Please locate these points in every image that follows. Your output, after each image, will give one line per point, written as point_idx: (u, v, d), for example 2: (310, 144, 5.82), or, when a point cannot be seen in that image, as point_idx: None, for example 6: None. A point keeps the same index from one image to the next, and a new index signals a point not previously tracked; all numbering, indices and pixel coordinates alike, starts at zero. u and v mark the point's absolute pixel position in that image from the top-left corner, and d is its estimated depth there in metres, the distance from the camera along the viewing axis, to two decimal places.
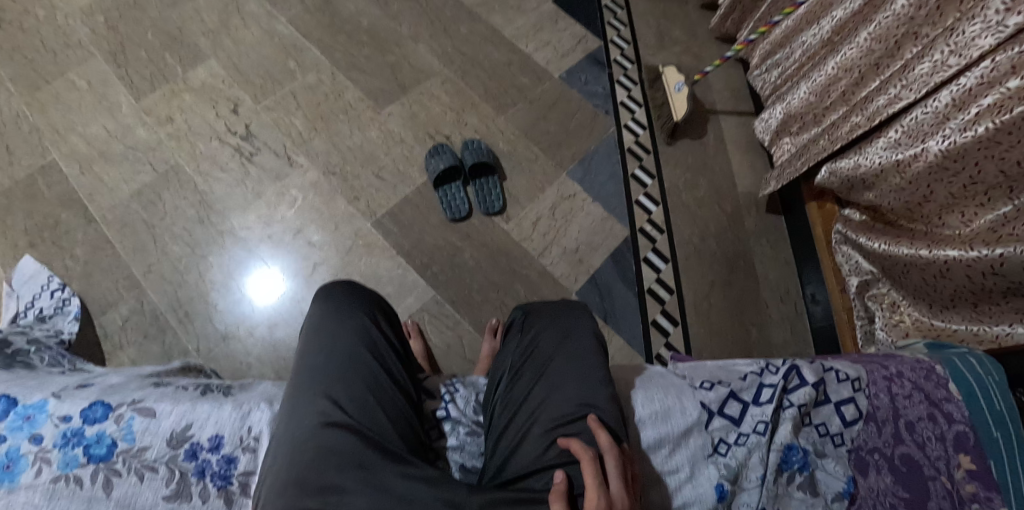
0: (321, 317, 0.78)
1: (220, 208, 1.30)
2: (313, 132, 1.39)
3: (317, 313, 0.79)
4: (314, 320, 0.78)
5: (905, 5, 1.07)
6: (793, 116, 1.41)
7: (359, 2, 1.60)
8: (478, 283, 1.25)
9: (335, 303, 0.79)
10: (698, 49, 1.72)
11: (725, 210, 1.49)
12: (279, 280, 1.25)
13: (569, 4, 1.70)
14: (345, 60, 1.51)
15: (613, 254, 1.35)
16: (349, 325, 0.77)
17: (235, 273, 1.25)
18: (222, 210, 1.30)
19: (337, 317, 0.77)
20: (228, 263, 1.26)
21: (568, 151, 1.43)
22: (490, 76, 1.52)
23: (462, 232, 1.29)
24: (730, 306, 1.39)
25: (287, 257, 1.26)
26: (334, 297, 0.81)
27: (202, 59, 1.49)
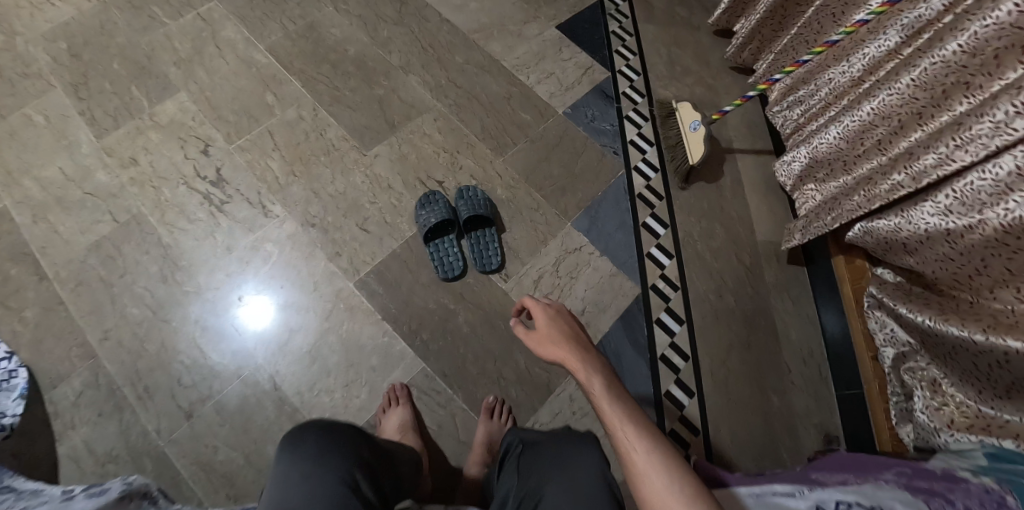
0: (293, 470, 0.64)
1: (187, 265, 1.17)
2: (291, 177, 1.26)
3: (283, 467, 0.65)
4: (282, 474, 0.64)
5: (955, 50, 0.94)
6: (821, 161, 1.30)
7: (345, 27, 1.47)
8: (474, 353, 1.13)
9: (313, 450, 0.66)
10: (713, 79, 1.59)
11: (743, 261, 1.36)
12: (264, 320, 1.13)
13: (574, 31, 1.57)
14: (329, 93, 1.37)
15: (623, 316, 1.23)
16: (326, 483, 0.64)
17: (215, 317, 1.13)
18: (188, 267, 1.17)
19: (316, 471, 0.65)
20: (206, 305, 1.14)
21: (574, 198, 1.31)
22: (488, 111, 1.39)
23: (457, 292, 1.17)
24: (750, 371, 1.26)
25: (272, 296, 1.15)
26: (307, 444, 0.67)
27: (172, 92, 1.35)
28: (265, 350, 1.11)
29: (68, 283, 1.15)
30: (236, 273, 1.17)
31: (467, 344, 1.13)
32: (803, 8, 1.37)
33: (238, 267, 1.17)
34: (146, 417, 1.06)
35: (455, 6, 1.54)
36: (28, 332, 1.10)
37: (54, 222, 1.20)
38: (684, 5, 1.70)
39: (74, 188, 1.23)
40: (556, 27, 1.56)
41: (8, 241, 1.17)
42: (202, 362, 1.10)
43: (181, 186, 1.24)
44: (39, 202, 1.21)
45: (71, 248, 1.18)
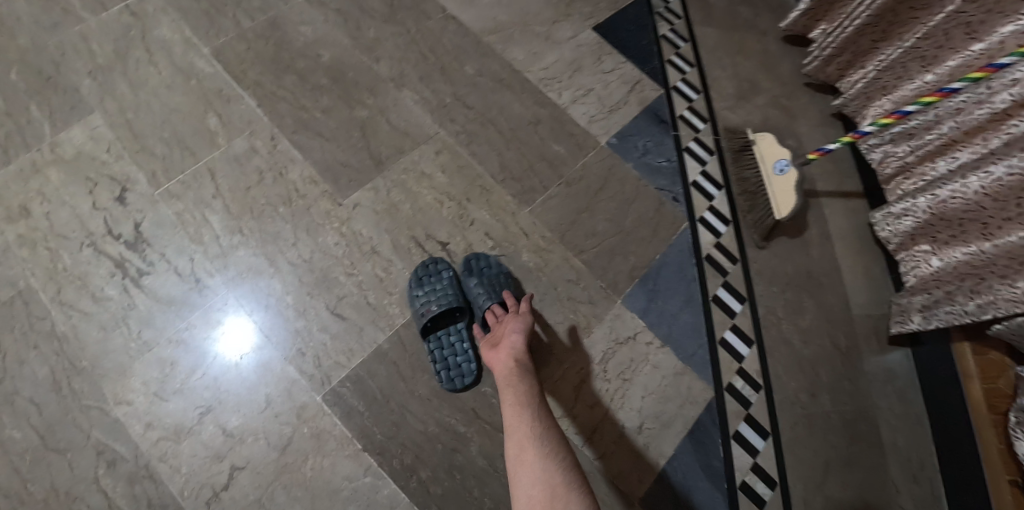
0: None
1: (89, 368, 0.84)
2: (240, 236, 0.93)
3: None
4: None
5: None
6: (950, 221, 0.96)
7: (319, 25, 1.12)
8: (493, 496, 0.82)
9: None
10: (788, 98, 1.25)
11: (838, 346, 1.05)
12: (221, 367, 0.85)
13: (615, 33, 1.23)
14: (295, 116, 1.03)
15: (692, 430, 0.93)
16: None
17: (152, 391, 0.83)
18: (90, 372, 0.84)
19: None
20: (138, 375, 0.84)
21: (624, 263, 1.01)
22: (507, 145, 1.07)
23: (470, 408, 0.86)
24: (852, 498, 0.96)
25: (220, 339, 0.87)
26: None
27: (83, 113, 1.00)
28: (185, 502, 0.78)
29: None
30: (157, 382, 0.84)
31: (485, 484, 0.82)
32: (920, 13, 1.01)
33: (161, 372, 0.84)
34: None
35: None
36: None
37: None
38: (748, 2, 1.36)
39: None
40: (592, 28, 1.22)
41: None
42: None
43: (86, 248, 0.90)
44: None
45: None
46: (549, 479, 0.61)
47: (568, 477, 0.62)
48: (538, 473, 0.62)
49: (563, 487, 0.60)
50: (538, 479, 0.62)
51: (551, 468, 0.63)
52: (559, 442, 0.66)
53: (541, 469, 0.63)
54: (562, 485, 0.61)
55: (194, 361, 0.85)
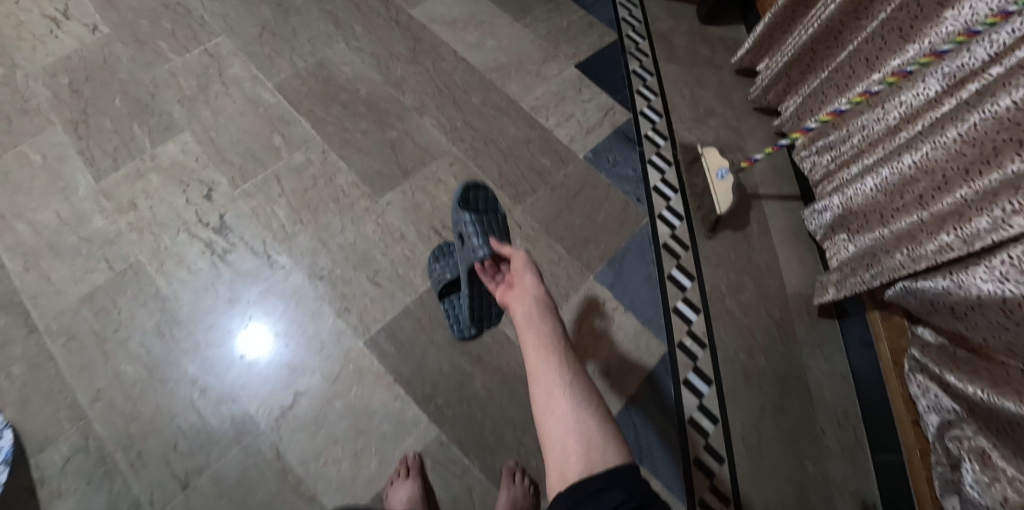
0: None
1: (172, 333, 1.11)
2: (298, 226, 1.22)
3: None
4: None
5: (1009, 106, 0.88)
6: (856, 213, 1.23)
7: (357, 65, 1.42)
8: (492, 420, 1.08)
9: None
10: (736, 120, 1.53)
11: (773, 317, 1.29)
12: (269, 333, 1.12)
13: (594, 70, 1.53)
14: (339, 135, 1.32)
15: (648, 377, 1.18)
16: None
17: (217, 353, 1.10)
18: (173, 336, 1.10)
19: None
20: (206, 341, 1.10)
21: (596, 249, 1.28)
22: (505, 158, 1.35)
23: (474, 354, 1.13)
24: (783, 437, 1.19)
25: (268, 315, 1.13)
26: None
27: (175, 132, 1.29)
28: (259, 416, 1.05)
29: (58, 337, 1.08)
30: (221, 346, 1.10)
31: (485, 410, 1.09)
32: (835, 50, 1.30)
33: (224, 338, 1.11)
34: (139, 488, 1.00)
35: (471, 44, 1.50)
36: (15, 391, 1.04)
37: (47, 270, 1.13)
38: (706, 42, 1.65)
39: (69, 234, 1.17)
40: (575, 66, 1.52)
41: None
42: (201, 427, 1.04)
43: (181, 234, 1.19)
44: (31, 249, 1.15)
45: (63, 299, 1.11)
46: (581, 432, 0.68)
47: (599, 430, 0.69)
48: (572, 430, 0.69)
49: (595, 439, 0.68)
50: (570, 424, 0.69)
51: (581, 417, 0.70)
52: (589, 400, 0.72)
53: (575, 428, 0.69)
54: (593, 439, 0.68)
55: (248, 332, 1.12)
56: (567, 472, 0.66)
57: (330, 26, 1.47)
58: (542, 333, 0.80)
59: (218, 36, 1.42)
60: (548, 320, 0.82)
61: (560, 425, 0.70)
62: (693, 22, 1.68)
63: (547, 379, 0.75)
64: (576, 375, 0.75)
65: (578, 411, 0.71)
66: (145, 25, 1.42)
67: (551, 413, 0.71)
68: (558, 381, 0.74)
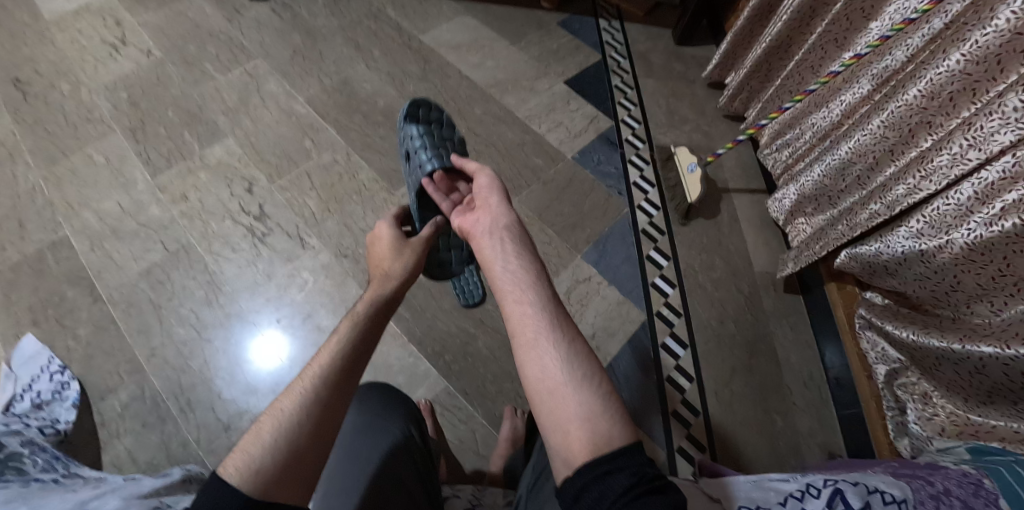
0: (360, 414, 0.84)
1: (187, 327, 1.25)
2: (326, 213, 1.41)
3: (347, 423, 0.83)
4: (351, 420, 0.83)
5: (916, 95, 1.08)
6: (808, 197, 1.40)
7: (376, 83, 1.64)
8: (492, 374, 1.25)
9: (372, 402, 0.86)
10: (707, 126, 1.74)
11: (741, 291, 1.45)
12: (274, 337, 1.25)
13: (581, 85, 1.76)
14: (360, 140, 1.53)
15: (630, 340, 1.35)
16: (378, 440, 0.80)
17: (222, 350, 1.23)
18: (189, 329, 1.24)
19: (366, 433, 0.81)
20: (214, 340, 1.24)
21: (582, 233, 1.47)
22: (504, 158, 1.56)
23: (477, 318, 1.30)
24: (752, 394, 1.32)
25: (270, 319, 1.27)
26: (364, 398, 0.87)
27: (220, 137, 1.50)
28: (294, 370, 1.23)
29: (119, 304, 1.26)
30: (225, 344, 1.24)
31: (487, 365, 1.25)
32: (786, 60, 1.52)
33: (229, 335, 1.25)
34: (187, 429, 1.15)
35: (474, 65, 1.73)
36: (82, 348, 1.20)
37: (110, 250, 1.31)
38: (680, 61, 1.88)
39: (129, 220, 1.36)
40: (564, 82, 1.75)
41: (68, 265, 1.29)
42: (243, 379, 1.21)
43: (226, 220, 1.38)
44: (97, 232, 1.33)
45: (124, 273, 1.29)
46: (582, 410, 0.60)
47: (604, 406, 0.61)
48: (573, 406, 0.61)
49: (600, 420, 0.60)
50: (573, 412, 0.61)
51: (584, 400, 0.61)
52: (592, 376, 0.63)
53: (576, 405, 0.61)
54: (599, 419, 0.60)
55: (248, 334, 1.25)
56: (571, 457, 0.59)
57: (352, 50, 1.70)
58: (531, 295, 0.70)
59: (256, 59, 1.65)
60: (541, 285, 0.71)
61: (559, 402, 0.61)
62: (669, 44, 1.92)
63: (541, 348, 0.65)
64: (571, 336, 0.66)
65: (578, 384, 0.62)
66: (192, 50, 1.65)
67: (547, 384, 0.63)
68: (552, 351, 0.64)
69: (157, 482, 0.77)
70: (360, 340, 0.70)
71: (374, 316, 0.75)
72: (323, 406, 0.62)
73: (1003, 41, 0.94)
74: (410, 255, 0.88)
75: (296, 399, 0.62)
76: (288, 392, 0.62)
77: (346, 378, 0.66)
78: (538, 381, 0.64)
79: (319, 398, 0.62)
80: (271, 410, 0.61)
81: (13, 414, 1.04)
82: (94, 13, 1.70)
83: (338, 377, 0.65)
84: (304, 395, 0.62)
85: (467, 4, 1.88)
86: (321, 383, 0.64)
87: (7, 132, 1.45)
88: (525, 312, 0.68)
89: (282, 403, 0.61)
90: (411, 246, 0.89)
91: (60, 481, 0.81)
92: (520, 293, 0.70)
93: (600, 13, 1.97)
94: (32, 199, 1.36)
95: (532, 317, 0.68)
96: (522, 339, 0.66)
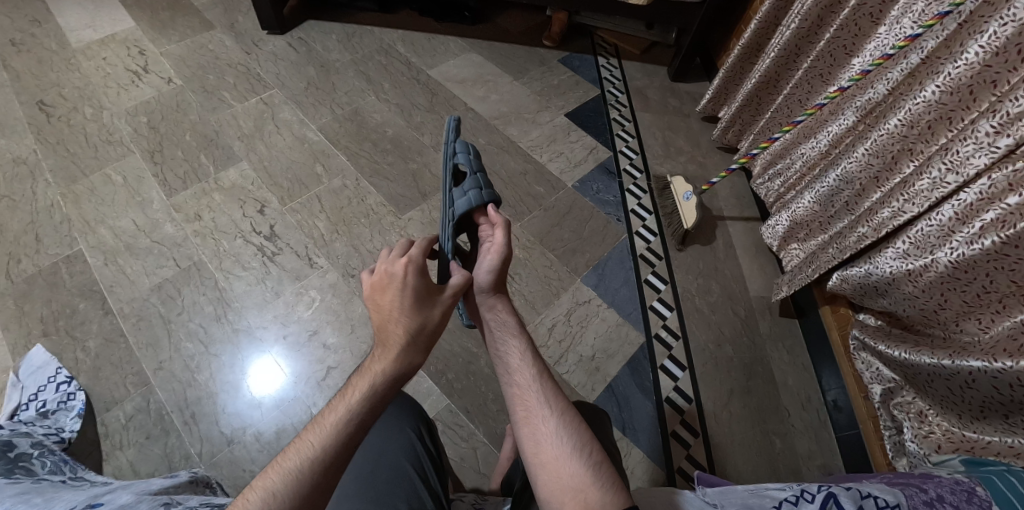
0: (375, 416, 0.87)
1: (189, 347, 1.26)
2: (335, 234, 1.46)
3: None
4: None
5: (897, 124, 1.16)
6: (800, 223, 1.45)
7: (385, 113, 1.72)
8: (494, 392, 1.26)
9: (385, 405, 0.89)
10: (702, 157, 1.81)
11: (738, 314, 1.49)
12: (273, 366, 1.26)
13: (581, 119, 1.84)
14: (369, 166, 1.60)
15: (629, 361, 1.37)
16: (395, 439, 0.84)
17: (221, 373, 1.24)
18: (191, 349, 1.26)
19: (383, 430, 0.85)
20: (213, 364, 1.25)
21: (582, 258, 1.52)
22: (507, 185, 1.62)
23: (478, 337, 1.32)
24: (751, 415, 1.33)
25: (266, 346, 1.28)
26: None
27: (235, 161, 1.56)
28: (297, 386, 1.24)
29: (129, 318, 1.28)
30: (226, 365, 1.25)
31: (489, 383, 1.27)
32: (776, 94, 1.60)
33: (231, 357, 1.26)
34: (190, 442, 1.16)
35: (479, 98, 1.82)
36: (89, 360, 1.22)
37: (124, 266, 1.35)
38: (675, 96, 1.97)
39: (144, 238, 1.40)
40: (565, 115, 1.84)
41: (82, 279, 1.32)
42: (246, 395, 1.22)
43: (237, 239, 1.42)
44: (111, 248, 1.37)
45: (135, 288, 1.33)
46: (576, 480, 0.63)
47: (597, 476, 0.64)
48: (569, 477, 0.64)
49: (592, 488, 0.62)
50: (565, 479, 0.64)
51: (576, 468, 0.64)
52: (585, 447, 0.67)
53: (571, 475, 0.64)
54: (593, 487, 0.62)
55: (241, 364, 1.25)
56: None
57: (363, 83, 1.79)
58: (525, 371, 0.75)
59: (272, 89, 1.74)
60: (532, 360, 0.76)
61: (557, 472, 0.65)
62: (664, 80, 2.02)
63: (535, 422, 0.70)
64: (564, 409, 0.71)
65: (573, 454, 0.66)
66: (211, 79, 1.73)
67: (544, 457, 0.67)
68: (546, 423, 0.69)
69: (165, 482, 0.84)
70: (354, 437, 0.62)
71: (383, 397, 0.66)
72: (310, 482, 0.59)
73: (973, 73, 1.01)
74: (429, 315, 0.73)
75: (288, 481, 0.58)
76: (277, 465, 0.59)
77: (340, 464, 0.61)
78: (535, 454, 0.68)
79: (309, 478, 0.59)
80: (256, 487, 0.58)
81: (19, 422, 1.05)
82: (119, 44, 1.79)
83: (332, 464, 0.60)
84: (293, 476, 0.59)
85: (473, 42, 1.99)
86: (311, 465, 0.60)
87: (30, 151, 1.51)
88: (524, 388, 0.73)
89: (267, 482, 0.58)
90: (426, 312, 0.73)
91: (70, 481, 0.85)
92: (514, 371, 0.75)
93: (599, 51, 2.08)
94: (50, 216, 1.40)
95: (526, 394, 0.72)
96: (519, 414, 0.71)
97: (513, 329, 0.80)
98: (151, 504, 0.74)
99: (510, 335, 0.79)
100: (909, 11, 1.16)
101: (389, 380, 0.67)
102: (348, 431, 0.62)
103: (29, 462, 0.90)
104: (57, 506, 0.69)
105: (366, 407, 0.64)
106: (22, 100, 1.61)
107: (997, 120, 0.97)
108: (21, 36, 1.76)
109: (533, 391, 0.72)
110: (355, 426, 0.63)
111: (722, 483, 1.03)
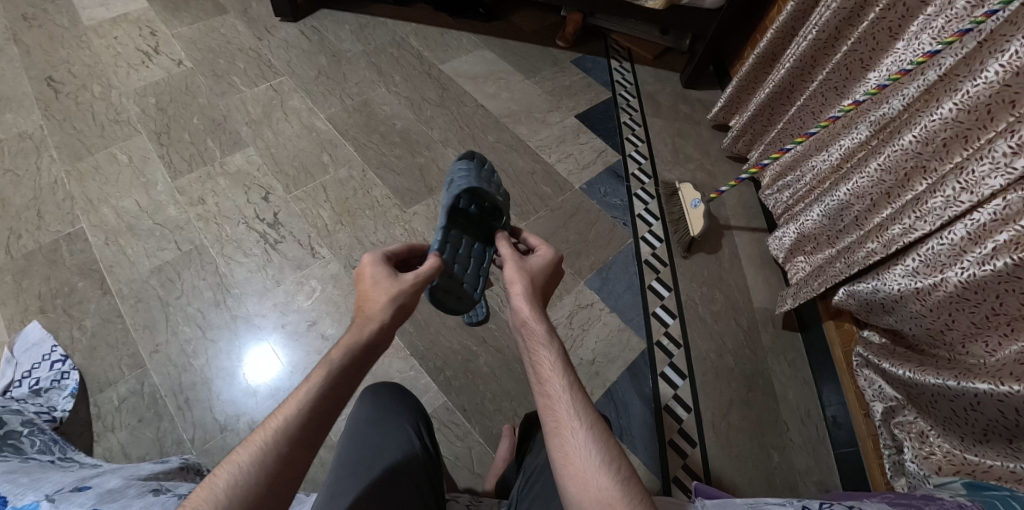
0: (374, 412, 0.85)
1: (188, 331, 1.25)
2: (338, 225, 1.44)
3: (359, 413, 0.86)
4: (363, 413, 0.85)
5: (911, 141, 1.14)
6: (808, 236, 1.44)
7: (395, 106, 1.71)
8: (492, 392, 1.25)
9: (385, 404, 0.87)
10: (712, 166, 1.80)
11: (741, 325, 1.47)
12: (270, 356, 1.25)
13: (592, 121, 1.83)
14: (377, 158, 1.58)
15: (629, 367, 1.36)
16: (393, 436, 0.83)
17: (219, 358, 1.23)
18: (190, 333, 1.25)
19: (382, 425, 0.83)
20: (210, 350, 1.24)
21: (586, 260, 1.51)
22: (514, 184, 1.61)
23: (478, 336, 1.31)
24: (750, 428, 1.32)
25: (266, 334, 1.27)
26: (380, 398, 0.88)
27: (242, 146, 1.55)
28: (293, 376, 1.23)
29: (127, 299, 1.27)
30: (223, 351, 1.24)
31: (486, 383, 1.26)
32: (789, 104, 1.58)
33: (228, 342, 1.25)
34: (182, 427, 1.15)
35: (490, 95, 1.81)
36: (86, 339, 1.21)
37: (124, 246, 1.34)
38: (687, 103, 1.96)
39: (146, 219, 1.39)
40: (575, 116, 1.83)
41: (82, 258, 1.31)
42: (241, 383, 1.21)
43: (240, 225, 1.41)
44: (113, 228, 1.36)
45: (135, 269, 1.31)
46: (605, 496, 0.62)
47: (627, 493, 0.63)
48: (598, 491, 0.63)
49: (621, 504, 0.62)
50: (597, 495, 0.63)
51: (607, 483, 0.63)
52: (617, 462, 0.65)
53: (600, 489, 0.63)
54: (622, 502, 0.62)
55: (237, 354, 1.24)
56: None
57: (374, 74, 1.78)
58: (555, 380, 0.72)
59: (281, 76, 1.73)
60: (562, 371, 0.72)
61: (586, 485, 0.64)
62: (676, 86, 2.01)
63: (564, 435, 0.67)
64: (594, 422, 0.68)
65: (601, 469, 0.64)
66: (221, 63, 1.72)
67: (573, 468, 0.65)
68: (574, 438, 0.67)
69: (156, 467, 0.83)
70: (318, 409, 0.66)
71: (345, 371, 0.69)
72: (280, 456, 0.62)
73: (993, 92, 1.00)
74: (396, 298, 0.76)
75: (253, 453, 0.61)
76: (248, 443, 0.62)
77: (307, 437, 0.64)
78: (566, 467, 0.66)
79: (279, 452, 0.62)
80: (225, 465, 0.61)
81: (11, 398, 1.04)
82: (132, 23, 1.78)
83: (297, 435, 0.64)
84: (263, 448, 0.62)
85: (486, 39, 1.98)
86: (281, 436, 0.63)
87: (37, 127, 1.50)
88: (559, 399, 0.70)
89: (238, 457, 0.61)
90: (394, 290, 0.76)
91: (58, 462, 0.84)
92: (544, 379, 0.72)
93: (612, 54, 2.07)
94: (54, 192, 1.39)
95: (556, 404, 0.70)
96: (549, 425, 0.69)
97: (542, 333, 0.75)
98: (139, 490, 0.72)
99: (541, 342, 0.75)
100: (930, 26, 1.15)
101: (353, 355, 0.70)
102: (316, 400, 0.66)
103: (18, 440, 0.89)
104: (42, 487, 0.67)
105: (332, 383, 0.68)
106: (30, 75, 1.60)
107: (1015, 140, 0.95)
108: (34, 11, 1.76)
109: (565, 400, 0.70)
110: (320, 398, 0.66)
111: (721, 495, 1.02)
